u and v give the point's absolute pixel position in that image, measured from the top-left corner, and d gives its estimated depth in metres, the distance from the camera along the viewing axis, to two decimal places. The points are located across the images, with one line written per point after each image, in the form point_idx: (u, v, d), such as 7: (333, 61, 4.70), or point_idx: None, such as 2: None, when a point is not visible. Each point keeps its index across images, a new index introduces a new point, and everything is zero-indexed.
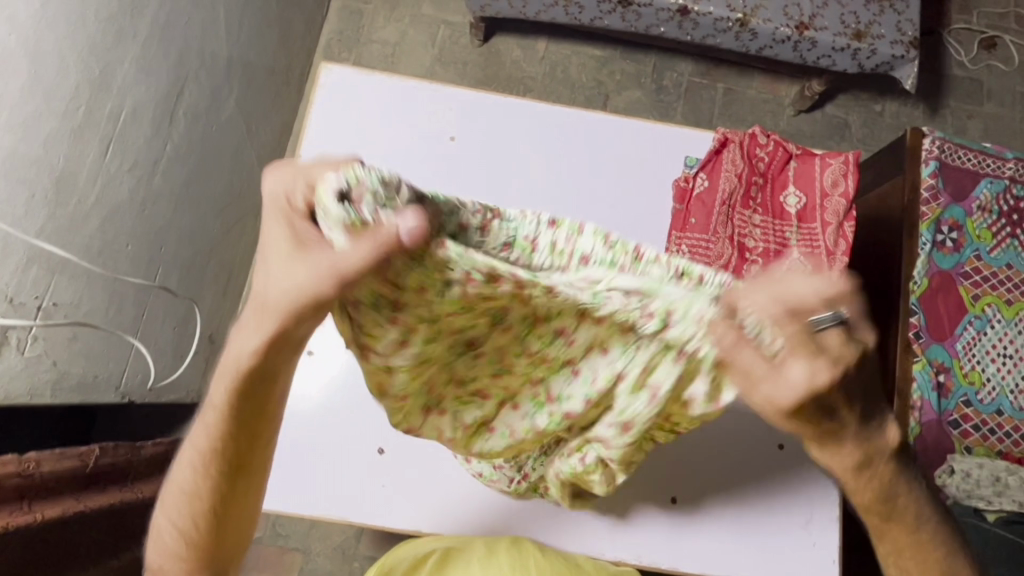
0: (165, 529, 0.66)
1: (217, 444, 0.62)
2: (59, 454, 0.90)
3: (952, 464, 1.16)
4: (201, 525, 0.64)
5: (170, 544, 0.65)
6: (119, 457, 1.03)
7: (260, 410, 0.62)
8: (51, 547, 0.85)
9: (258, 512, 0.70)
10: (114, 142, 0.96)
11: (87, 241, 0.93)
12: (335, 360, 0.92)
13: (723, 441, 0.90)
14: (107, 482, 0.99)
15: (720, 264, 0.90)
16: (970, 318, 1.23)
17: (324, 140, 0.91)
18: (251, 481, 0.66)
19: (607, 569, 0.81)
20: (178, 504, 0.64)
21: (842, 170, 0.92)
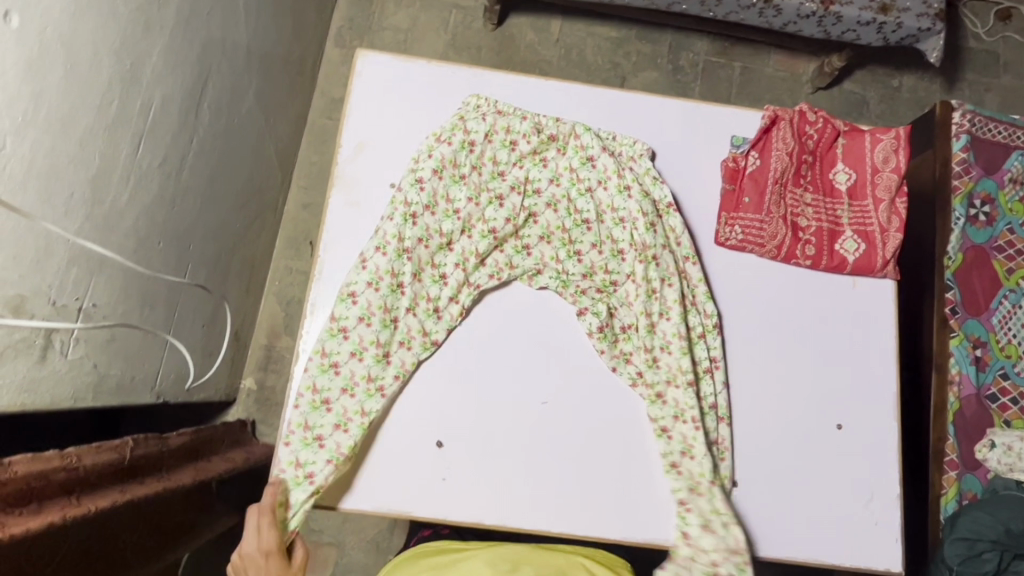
0: None
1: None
2: (94, 447, 0.89)
3: (992, 438, 1.14)
4: None
5: None
6: (150, 447, 1.01)
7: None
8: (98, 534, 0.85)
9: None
10: (144, 138, 0.93)
11: (121, 240, 0.91)
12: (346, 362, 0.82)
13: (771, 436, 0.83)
14: (139, 472, 0.96)
15: (774, 244, 0.85)
16: (1005, 292, 1.23)
17: (367, 129, 0.88)
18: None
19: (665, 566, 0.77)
20: None
21: (894, 145, 0.87)
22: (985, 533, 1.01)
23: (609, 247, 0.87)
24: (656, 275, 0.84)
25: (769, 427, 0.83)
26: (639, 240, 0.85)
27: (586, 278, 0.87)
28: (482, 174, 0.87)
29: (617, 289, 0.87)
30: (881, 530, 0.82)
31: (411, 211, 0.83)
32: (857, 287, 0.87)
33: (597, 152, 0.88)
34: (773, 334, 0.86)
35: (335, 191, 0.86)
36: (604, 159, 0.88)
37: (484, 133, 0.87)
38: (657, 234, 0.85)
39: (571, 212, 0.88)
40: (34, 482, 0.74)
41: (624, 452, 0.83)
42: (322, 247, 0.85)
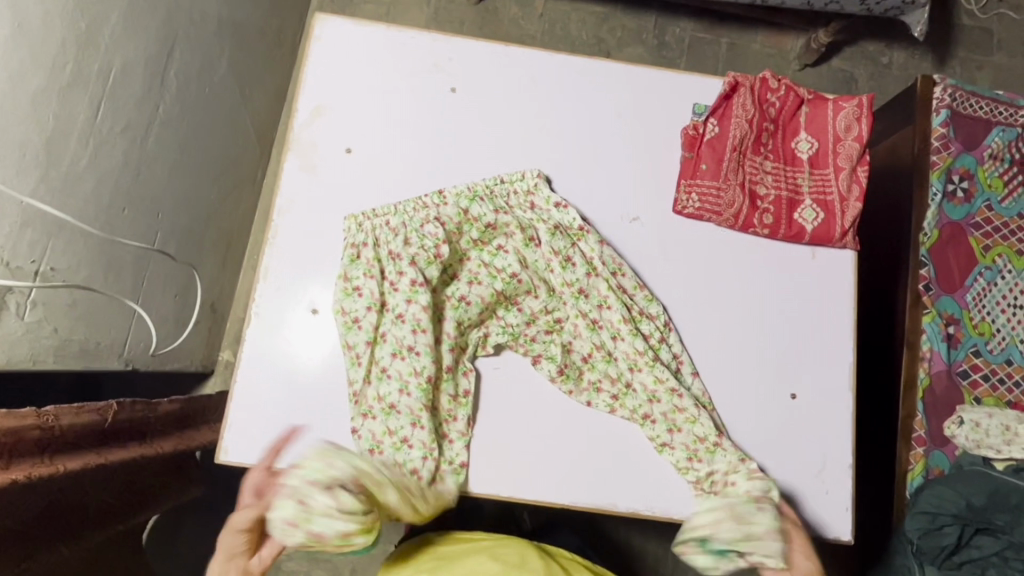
0: None
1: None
2: (77, 409, 0.88)
3: (961, 414, 1.13)
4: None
5: None
6: (135, 413, 1.02)
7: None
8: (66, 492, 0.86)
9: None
10: (104, 103, 0.92)
11: (82, 204, 0.91)
12: (324, 333, 0.81)
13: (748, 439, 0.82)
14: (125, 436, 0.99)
15: (731, 213, 0.84)
16: (980, 269, 1.22)
17: (324, 93, 0.87)
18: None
19: None
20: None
21: (856, 113, 0.85)
22: (947, 507, 1.02)
23: (547, 287, 0.82)
24: (608, 290, 0.82)
25: (727, 422, 0.82)
26: (556, 249, 0.82)
27: (530, 325, 0.81)
28: (396, 248, 0.80)
29: (564, 326, 0.82)
30: (833, 499, 0.81)
31: (356, 251, 0.80)
32: (816, 258, 0.87)
33: (491, 211, 0.82)
34: (729, 320, 0.85)
35: (290, 154, 0.84)
36: (503, 218, 0.82)
37: (375, 246, 0.80)
38: (577, 268, 0.82)
39: (496, 270, 0.82)
40: (7, 439, 0.76)
41: (607, 438, 0.80)
42: (276, 210, 0.83)
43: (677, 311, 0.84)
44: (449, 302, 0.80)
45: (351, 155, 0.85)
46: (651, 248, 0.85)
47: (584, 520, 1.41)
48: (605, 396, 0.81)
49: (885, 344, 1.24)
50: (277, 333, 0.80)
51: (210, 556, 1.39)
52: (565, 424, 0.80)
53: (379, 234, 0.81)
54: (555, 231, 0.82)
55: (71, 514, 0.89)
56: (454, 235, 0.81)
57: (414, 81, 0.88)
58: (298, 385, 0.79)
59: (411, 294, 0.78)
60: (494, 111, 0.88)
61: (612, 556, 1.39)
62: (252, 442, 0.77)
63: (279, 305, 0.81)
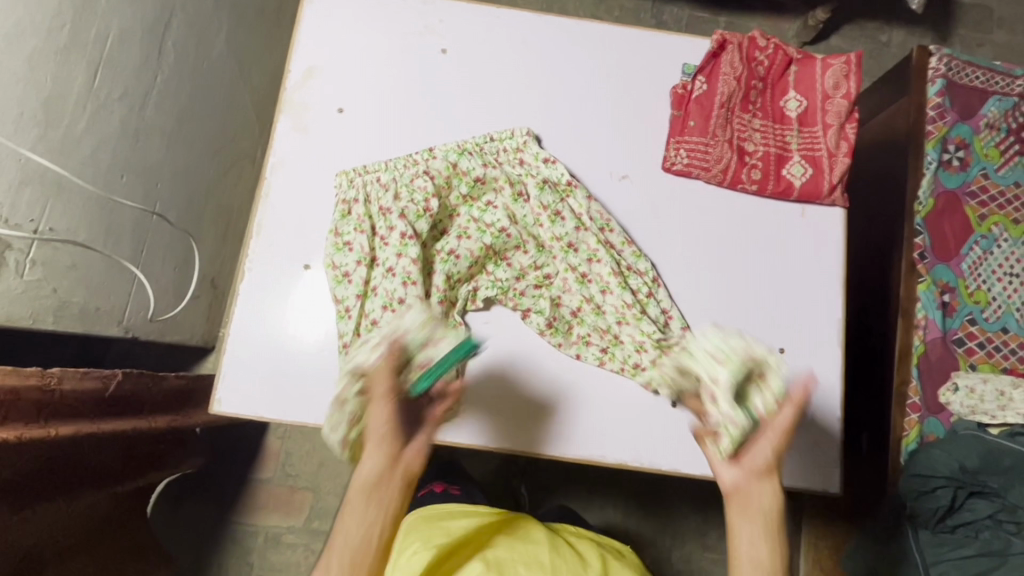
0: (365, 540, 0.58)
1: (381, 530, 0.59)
2: (81, 374, 0.90)
3: (956, 380, 1.12)
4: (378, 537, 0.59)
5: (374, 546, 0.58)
6: (139, 384, 1.04)
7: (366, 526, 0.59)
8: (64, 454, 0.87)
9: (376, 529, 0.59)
10: (103, 68, 0.95)
11: (82, 166, 0.94)
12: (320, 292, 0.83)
13: None
14: (122, 406, 1.00)
15: (719, 168, 0.85)
16: (976, 238, 1.21)
17: (316, 55, 0.88)
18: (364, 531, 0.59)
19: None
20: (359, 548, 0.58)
21: (844, 71, 0.86)
22: (940, 470, 1.01)
23: (540, 237, 0.84)
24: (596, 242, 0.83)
25: None
26: (543, 204, 0.83)
27: (519, 280, 0.83)
28: (385, 202, 0.81)
29: (554, 280, 0.83)
30: (819, 450, 0.82)
31: (347, 206, 0.82)
32: (805, 216, 0.87)
33: (480, 165, 0.83)
34: (717, 278, 0.85)
35: (283, 114, 0.86)
36: (492, 172, 0.83)
37: (366, 203, 0.82)
38: (566, 222, 0.83)
39: (485, 225, 0.83)
40: (5, 396, 0.77)
41: (599, 389, 0.81)
42: (269, 168, 0.85)
43: (667, 268, 0.85)
44: (438, 256, 0.82)
45: (343, 115, 0.86)
46: (639, 205, 0.86)
47: (582, 493, 1.41)
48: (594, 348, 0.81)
49: (876, 313, 1.24)
50: (270, 288, 0.83)
51: (212, 528, 1.41)
52: (557, 375, 0.81)
53: (370, 190, 0.83)
54: (542, 187, 0.84)
55: (62, 478, 0.90)
56: (444, 189, 0.83)
57: (406, 42, 0.89)
58: (285, 343, 0.82)
59: (401, 247, 0.79)
60: (483, 71, 0.89)
61: (609, 528, 1.40)
62: (244, 393, 0.80)
63: (266, 263, 0.83)
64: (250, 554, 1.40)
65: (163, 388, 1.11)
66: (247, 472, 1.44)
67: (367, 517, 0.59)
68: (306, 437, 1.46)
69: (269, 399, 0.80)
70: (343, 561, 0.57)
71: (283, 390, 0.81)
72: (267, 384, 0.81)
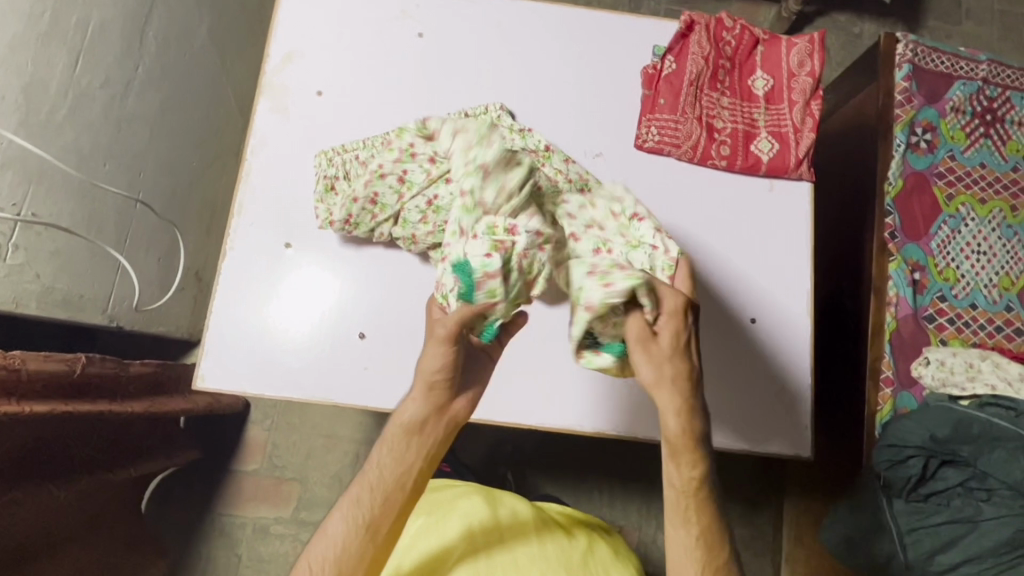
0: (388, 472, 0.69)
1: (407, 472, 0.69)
2: (43, 357, 0.89)
3: (927, 354, 1.14)
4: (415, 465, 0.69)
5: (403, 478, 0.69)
6: (106, 369, 1.02)
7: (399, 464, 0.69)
8: (32, 433, 0.89)
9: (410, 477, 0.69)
10: (82, 55, 0.99)
11: (64, 151, 0.97)
12: (305, 275, 0.86)
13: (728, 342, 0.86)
14: (88, 393, 0.98)
15: (689, 145, 0.88)
16: (944, 218, 1.22)
17: (296, 41, 0.92)
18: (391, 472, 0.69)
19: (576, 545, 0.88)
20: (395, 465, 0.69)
21: (808, 49, 0.90)
22: (911, 440, 1.04)
23: None
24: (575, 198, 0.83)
25: None
26: None
27: None
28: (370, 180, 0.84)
29: None
30: (791, 416, 0.85)
31: (330, 181, 0.85)
32: (774, 190, 0.90)
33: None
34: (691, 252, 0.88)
35: (263, 98, 0.90)
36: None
37: (346, 179, 0.85)
38: None
39: None
40: None
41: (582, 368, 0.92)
42: (250, 150, 0.89)
43: None
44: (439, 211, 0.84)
45: (322, 97, 0.90)
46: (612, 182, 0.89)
47: (568, 478, 1.43)
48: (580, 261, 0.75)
49: (850, 293, 1.28)
50: (251, 266, 0.86)
51: (200, 520, 1.41)
52: (545, 356, 0.92)
53: (349, 168, 0.85)
54: (517, 157, 0.85)
55: (28, 456, 0.90)
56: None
57: (384, 28, 0.93)
58: (270, 324, 0.85)
59: (392, 219, 0.83)
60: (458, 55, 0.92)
61: (595, 511, 1.42)
62: (227, 369, 0.83)
63: (250, 246, 0.86)
64: (238, 545, 1.40)
65: (131, 374, 1.09)
66: (233, 464, 1.45)
67: (404, 452, 0.69)
68: (293, 428, 1.47)
69: (252, 374, 0.84)
70: (377, 481, 0.68)
71: (265, 365, 0.84)
72: (249, 359, 0.84)
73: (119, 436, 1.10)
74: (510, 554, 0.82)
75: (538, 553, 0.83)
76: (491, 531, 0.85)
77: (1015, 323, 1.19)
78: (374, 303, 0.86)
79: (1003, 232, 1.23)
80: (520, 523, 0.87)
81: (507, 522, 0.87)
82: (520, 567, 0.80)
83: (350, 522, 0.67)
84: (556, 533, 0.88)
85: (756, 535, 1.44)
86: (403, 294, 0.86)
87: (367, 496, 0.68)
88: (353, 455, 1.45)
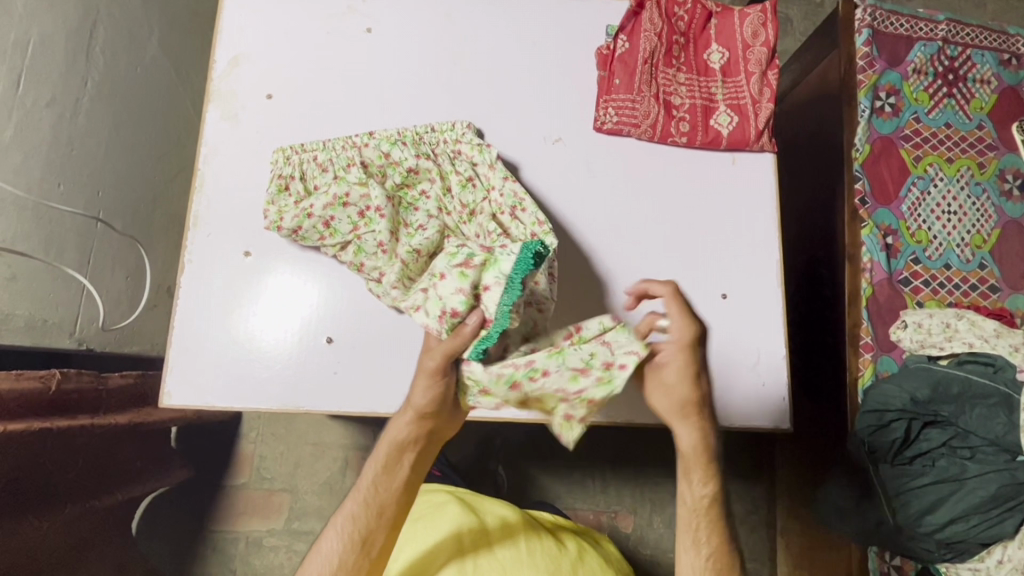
0: (379, 489, 0.71)
1: (396, 489, 0.72)
2: (14, 377, 0.90)
3: (904, 318, 1.13)
4: (400, 483, 0.72)
5: (390, 493, 0.72)
6: (83, 385, 1.02)
7: (390, 480, 0.72)
8: (28, 458, 0.90)
9: (398, 494, 0.72)
10: (25, 75, 0.97)
11: (15, 174, 0.95)
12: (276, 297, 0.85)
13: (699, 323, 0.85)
14: (64, 408, 0.97)
15: (648, 124, 0.88)
16: (913, 180, 1.22)
17: (244, 47, 0.91)
18: (382, 489, 0.71)
19: (561, 548, 0.87)
20: (385, 480, 0.71)
21: (761, 19, 0.90)
22: (893, 403, 1.04)
23: (460, 202, 0.85)
24: (503, 221, 0.83)
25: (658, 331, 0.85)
26: (471, 182, 0.85)
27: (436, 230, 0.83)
28: (324, 184, 0.84)
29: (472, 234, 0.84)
30: (770, 388, 0.84)
31: (284, 182, 0.84)
32: (736, 163, 0.90)
33: (412, 156, 0.84)
34: (655, 231, 0.88)
35: (212, 105, 0.89)
36: (424, 163, 0.84)
37: (303, 179, 0.84)
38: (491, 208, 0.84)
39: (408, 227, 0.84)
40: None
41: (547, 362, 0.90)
42: (201, 159, 0.87)
43: (609, 223, 0.87)
44: (407, 229, 0.83)
45: (272, 101, 0.89)
46: (573, 167, 0.89)
47: (559, 468, 1.43)
48: (469, 265, 0.68)
49: (825, 264, 1.27)
50: (208, 277, 0.85)
51: (192, 537, 1.39)
52: None
53: (306, 168, 0.85)
54: (464, 167, 0.86)
55: (8, 488, 0.88)
56: (377, 177, 0.85)
57: (332, 30, 0.92)
58: (240, 337, 0.84)
59: (339, 246, 0.84)
60: (408, 52, 0.91)
61: (589, 499, 1.42)
62: (192, 385, 0.82)
63: (209, 260, 0.85)
64: (232, 560, 1.39)
65: (110, 386, 1.08)
66: (221, 478, 1.43)
67: (395, 468, 0.72)
68: (278, 438, 1.45)
69: (218, 387, 0.82)
70: (371, 497, 0.71)
71: (225, 379, 0.82)
72: (208, 370, 0.82)
73: (106, 453, 1.09)
74: (496, 557, 0.81)
75: (525, 557, 0.82)
76: (478, 535, 0.84)
77: (989, 280, 1.20)
78: (336, 311, 0.85)
79: (973, 189, 1.23)
80: (507, 527, 0.87)
81: (495, 529, 0.86)
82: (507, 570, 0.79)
83: (346, 537, 0.70)
84: (543, 536, 0.87)
85: (751, 510, 1.44)
86: (360, 314, 0.85)
87: (360, 510, 0.71)
88: (342, 460, 1.44)
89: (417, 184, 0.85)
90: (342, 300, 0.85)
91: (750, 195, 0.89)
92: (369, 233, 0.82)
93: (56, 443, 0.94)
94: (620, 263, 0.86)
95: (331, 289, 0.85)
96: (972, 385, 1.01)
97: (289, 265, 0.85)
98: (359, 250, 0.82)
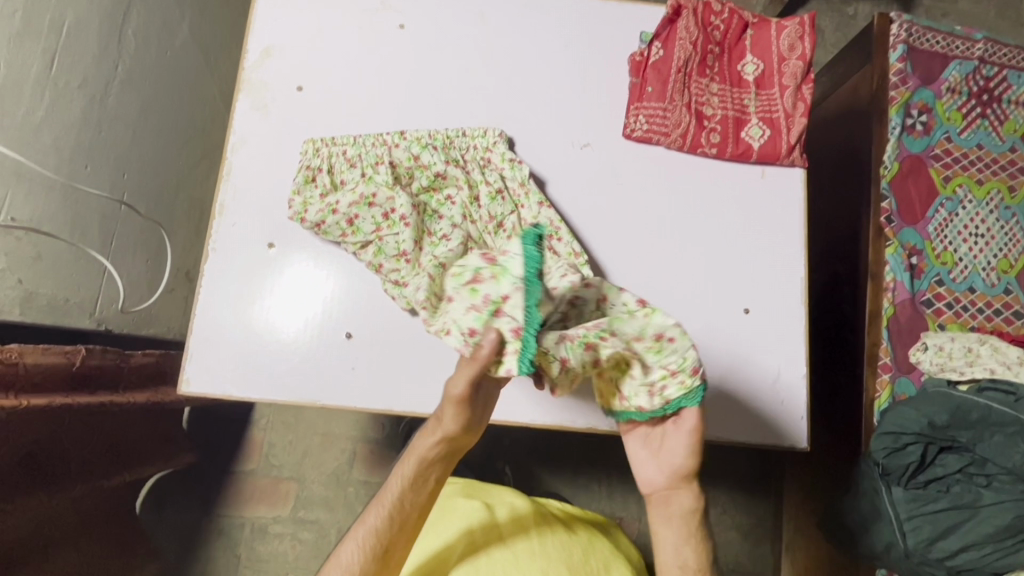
0: (403, 505, 0.72)
1: (419, 504, 0.72)
2: (41, 349, 0.91)
3: (925, 339, 1.12)
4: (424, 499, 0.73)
5: (414, 509, 0.72)
6: (106, 361, 1.03)
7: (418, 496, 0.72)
8: (45, 441, 0.92)
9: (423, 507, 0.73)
10: (59, 55, 0.97)
11: (46, 155, 0.96)
12: (302, 296, 0.85)
13: (720, 336, 0.85)
14: (87, 386, 0.99)
15: (678, 133, 0.87)
16: (941, 201, 1.20)
17: (277, 37, 0.91)
18: (407, 507, 0.72)
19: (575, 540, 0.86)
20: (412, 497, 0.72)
21: (798, 32, 0.88)
22: (909, 427, 1.01)
23: (486, 214, 0.84)
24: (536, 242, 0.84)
25: None
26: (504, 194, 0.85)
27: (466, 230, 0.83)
28: (350, 180, 0.84)
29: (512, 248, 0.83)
30: (789, 406, 0.84)
31: (311, 174, 0.84)
32: (766, 177, 0.89)
33: (441, 161, 0.85)
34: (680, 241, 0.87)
35: (243, 95, 0.89)
36: (453, 170, 0.85)
37: (330, 172, 0.85)
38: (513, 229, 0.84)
39: (433, 236, 0.83)
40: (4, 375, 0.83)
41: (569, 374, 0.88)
42: (230, 148, 0.87)
43: (635, 232, 0.87)
44: (431, 237, 0.82)
45: (302, 93, 0.89)
46: (598, 174, 0.88)
47: (567, 472, 1.42)
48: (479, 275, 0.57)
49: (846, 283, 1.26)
50: (229, 266, 0.85)
51: (199, 520, 1.41)
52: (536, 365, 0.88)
53: (334, 161, 0.85)
54: (496, 174, 0.86)
55: (22, 464, 0.89)
56: (405, 179, 0.85)
57: (364, 25, 0.92)
58: (259, 328, 0.84)
59: (359, 244, 0.83)
60: (441, 52, 0.91)
61: (596, 505, 1.41)
62: (210, 373, 0.82)
63: (230, 249, 0.85)
64: (237, 545, 1.39)
65: (133, 364, 1.10)
66: (231, 463, 1.44)
67: (421, 485, 0.72)
68: (288, 427, 1.46)
69: (236, 377, 0.82)
70: (395, 511, 0.71)
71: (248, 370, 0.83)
72: (230, 359, 0.83)
73: (121, 432, 1.10)
74: (510, 550, 0.81)
75: (538, 549, 0.81)
76: (489, 529, 0.84)
77: (1013, 305, 1.18)
78: (355, 307, 0.85)
79: (1001, 213, 1.21)
80: (519, 520, 0.86)
81: (506, 522, 0.86)
82: (521, 563, 0.79)
83: (365, 548, 0.70)
84: (555, 528, 0.86)
85: (756, 522, 1.44)
86: (380, 318, 0.84)
87: (383, 523, 0.71)
88: (350, 452, 1.44)
89: (446, 187, 0.86)
90: (362, 303, 0.85)
91: (776, 210, 0.88)
92: (391, 236, 0.82)
93: (71, 430, 0.96)
94: (643, 272, 0.86)
95: (351, 289, 0.85)
96: (993, 412, 0.99)
97: (313, 256, 0.86)
98: (378, 251, 0.82)
